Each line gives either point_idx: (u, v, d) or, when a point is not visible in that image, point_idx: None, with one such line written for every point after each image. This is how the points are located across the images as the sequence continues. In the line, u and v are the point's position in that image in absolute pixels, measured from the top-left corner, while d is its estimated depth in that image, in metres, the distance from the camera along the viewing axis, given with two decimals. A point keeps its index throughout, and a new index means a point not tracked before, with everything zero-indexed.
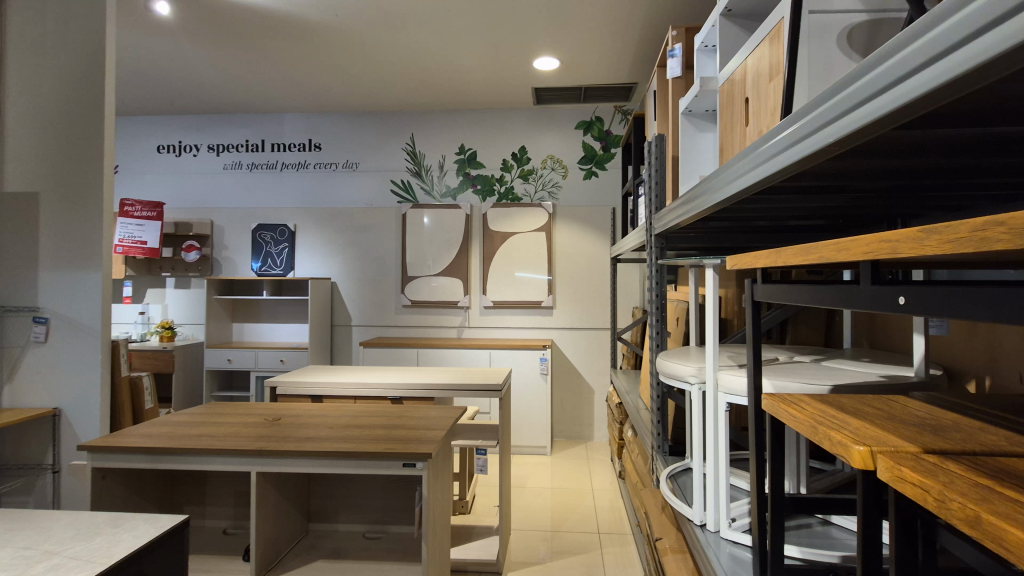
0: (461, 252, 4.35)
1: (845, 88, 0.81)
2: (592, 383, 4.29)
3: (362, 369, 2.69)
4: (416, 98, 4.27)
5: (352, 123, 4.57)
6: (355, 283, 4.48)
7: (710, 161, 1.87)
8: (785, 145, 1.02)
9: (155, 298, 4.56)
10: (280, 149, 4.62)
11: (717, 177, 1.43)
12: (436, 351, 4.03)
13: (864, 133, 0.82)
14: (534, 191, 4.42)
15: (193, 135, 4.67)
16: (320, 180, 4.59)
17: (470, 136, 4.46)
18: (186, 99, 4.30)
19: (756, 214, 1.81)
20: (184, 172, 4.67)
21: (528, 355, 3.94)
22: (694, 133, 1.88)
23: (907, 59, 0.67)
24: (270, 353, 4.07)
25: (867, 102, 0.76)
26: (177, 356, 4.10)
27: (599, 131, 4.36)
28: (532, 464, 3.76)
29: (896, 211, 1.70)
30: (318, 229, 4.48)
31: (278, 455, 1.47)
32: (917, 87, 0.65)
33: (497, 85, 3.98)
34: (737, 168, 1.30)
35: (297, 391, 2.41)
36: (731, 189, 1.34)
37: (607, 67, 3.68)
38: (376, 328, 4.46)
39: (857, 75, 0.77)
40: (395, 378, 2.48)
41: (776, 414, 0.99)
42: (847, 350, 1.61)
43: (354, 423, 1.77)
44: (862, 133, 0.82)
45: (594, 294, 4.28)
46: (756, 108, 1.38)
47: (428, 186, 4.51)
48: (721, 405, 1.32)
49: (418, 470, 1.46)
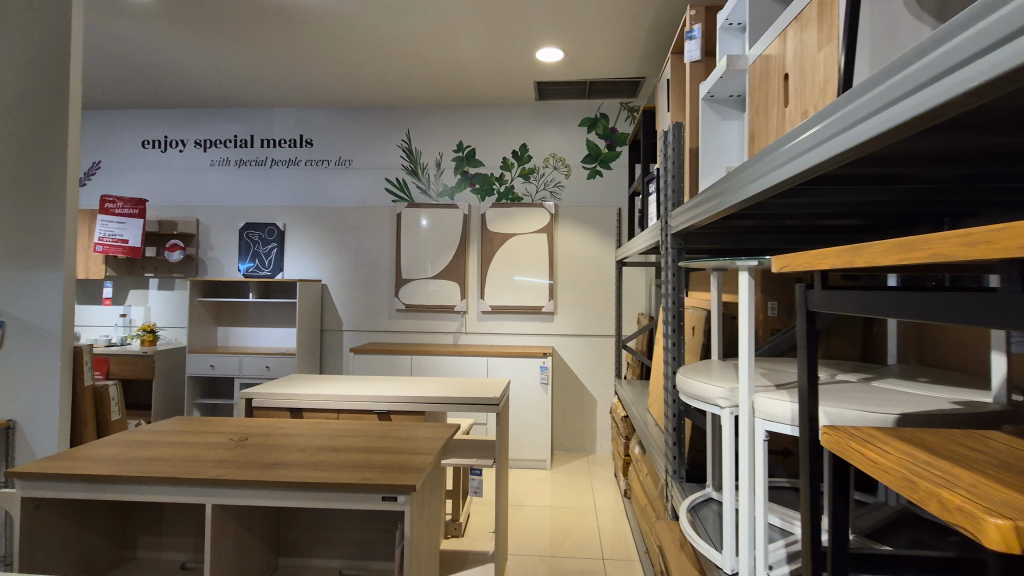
0: (458, 255, 4.15)
1: (964, 29, 0.60)
2: (595, 393, 4.07)
3: (347, 380, 2.48)
4: (413, 92, 4.07)
5: (345, 118, 4.37)
6: (346, 285, 4.27)
7: (735, 152, 1.68)
8: (830, 131, 0.88)
9: (137, 300, 4.35)
10: (270, 145, 4.42)
11: (750, 169, 1.23)
12: (430, 359, 3.82)
13: (932, 116, 0.68)
14: (535, 191, 4.22)
15: (179, 130, 4.47)
16: (311, 177, 4.38)
17: (468, 133, 4.27)
18: (171, 90, 4.11)
19: (785, 210, 1.60)
20: (169, 168, 4.47)
21: (528, 363, 3.74)
22: (717, 122, 1.68)
23: (1005, 20, 0.54)
24: (255, 359, 3.86)
25: (999, 46, 0.55)
26: (158, 362, 3.89)
27: (605, 128, 4.16)
28: (531, 479, 3.54)
29: (951, 205, 1.49)
30: (309, 229, 4.29)
31: (236, 486, 1.25)
32: (1018, 52, 0.53)
33: (497, 77, 3.78)
34: (769, 161, 1.13)
35: (275, 404, 2.20)
36: (768, 182, 1.13)
37: (613, 60, 3.49)
38: (368, 333, 4.25)
39: (935, 44, 0.64)
40: (383, 390, 2.26)
41: (844, 455, 0.77)
42: (894, 368, 1.41)
43: (330, 444, 1.56)
44: (980, 95, 0.61)
45: (597, 299, 4.07)
46: (797, 86, 1.17)
47: (423, 185, 4.31)
48: (759, 434, 1.11)
49: (400, 504, 1.24)
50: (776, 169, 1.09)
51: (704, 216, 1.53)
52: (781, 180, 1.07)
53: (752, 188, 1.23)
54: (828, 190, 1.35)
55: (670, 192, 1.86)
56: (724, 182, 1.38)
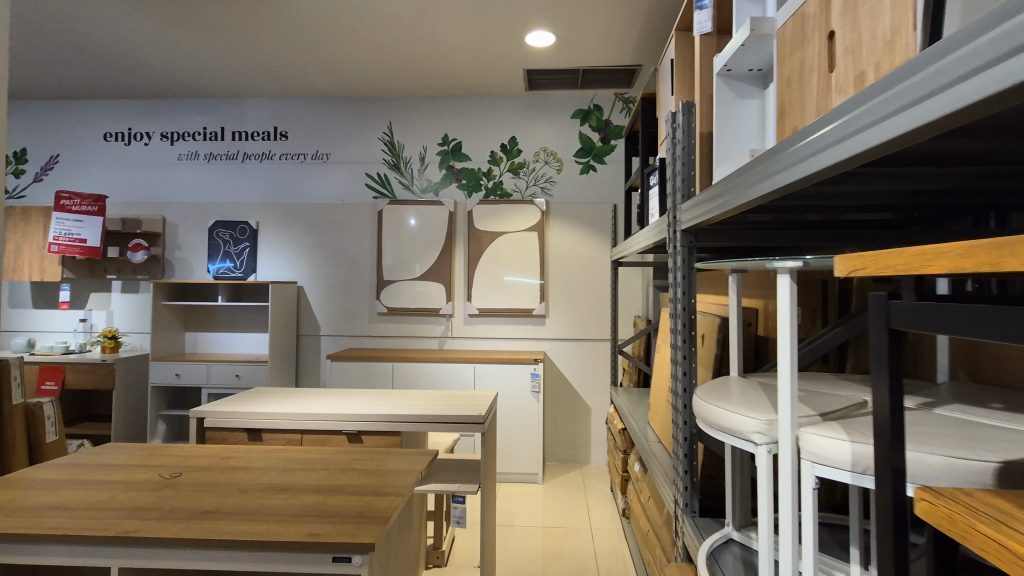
0: (444, 255, 3.90)
1: None
2: (590, 401, 3.85)
3: (317, 395, 2.22)
4: (394, 81, 3.82)
5: (322, 109, 4.11)
6: (324, 287, 4.01)
7: (755, 135, 1.45)
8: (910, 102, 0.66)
9: (99, 304, 4.06)
10: (242, 137, 4.15)
11: (790, 147, 0.98)
12: (413, 367, 3.57)
13: None
14: (525, 186, 3.98)
15: (144, 122, 4.18)
16: (286, 172, 4.11)
17: (454, 125, 4.02)
18: (134, 77, 3.81)
19: (816, 199, 1.37)
20: (134, 162, 4.17)
21: (518, 370, 3.50)
22: (734, 101, 1.46)
23: None
24: (224, 368, 3.58)
25: None
26: (119, 371, 3.59)
27: (598, 120, 3.93)
28: (521, 496, 3.31)
29: (1013, 194, 1.27)
30: (284, 227, 4.02)
31: (151, 545, 1.00)
32: None
33: (483, 65, 3.53)
34: (812, 142, 0.91)
35: (231, 425, 1.94)
36: (819, 163, 0.88)
37: (607, 46, 3.26)
38: (347, 338, 3.99)
39: None
40: (355, 406, 2.00)
41: (967, 543, 0.52)
42: (947, 388, 1.20)
43: (279, 479, 1.30)
44: None
45: (592, 302, 3.84)
46: (846, 45, 0.94)
47: (406, 180, 4.05)
48: (806, 481, 0.88)
49: (355, 566, 0.99)
50: (833, 145, 0.84)
51: (724, 210, 1.30)
52: (840, 160, 0.82)
53: (792, 172, 0.98)
54: (879, 171, 1.11)
55: (677, 180, 1.63)
56: (749, 170, 1.16)
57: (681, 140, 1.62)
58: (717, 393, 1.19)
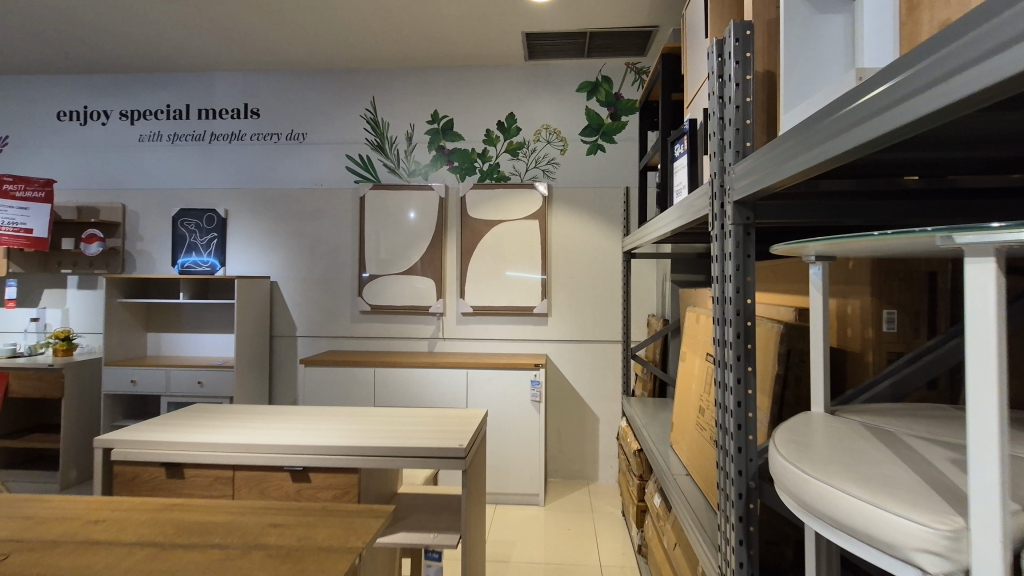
0: (433, 247, 3.48)
1: None
2: (597, 410, 3.42)
3: (262, 417, 1.80)
4: (377, 50, 3.38)
5: (297, 84, 3.68)
6: (300, 282, 3.59)
7: (838, 67, 1.03)
8: None
9: (53, 301, 3.66)
10: (210, 116, 3.73)
11: (868, 93, 0.63)
12: (397, 373, 3.15)
13: None
14: (525, 168, 3.54)
15: (101, 99, 3.76)
16: (257, 154, 3.69)
17: (445, 100, 3.58)
18: (83, 48, 3.40)
19: (936, 150, 0.94)
20: (90, 145, 3.77)
21: (515, 376, 3.09)
22: (812, 18, 1.03)
23: None
24: (185, 373, 3.18)
25: None
26: (69, 376, 3.19)
27: (607, 94, 3.49)
28: (519, 521, 2.89)
29: None
30: (255, 215, 3.60)
31: None
32: None
33: (475, 29, 3.09)
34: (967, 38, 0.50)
35: (145, 459, 1.53)
36: (932, 101, 0.53)
37: (618, 4, 2.81)
38: (326, 339, 3.57)
39: None
40: (303, 433, 1.58)
41: None
42: None
43: (151, 563, 0.88)
44: None
45: (600, 299, 3.41)
46: None
47: (392, 162, 3.62)
48: None
49: None
50: (971, 64, 0.48)
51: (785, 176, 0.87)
52: (996, 83, 0.46)
53: (877, 125, 0.62)
54: None
55: (727, 125, 1.14)
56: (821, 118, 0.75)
57: (733, 74, 1.10)
58: (804, 450, 0.76)
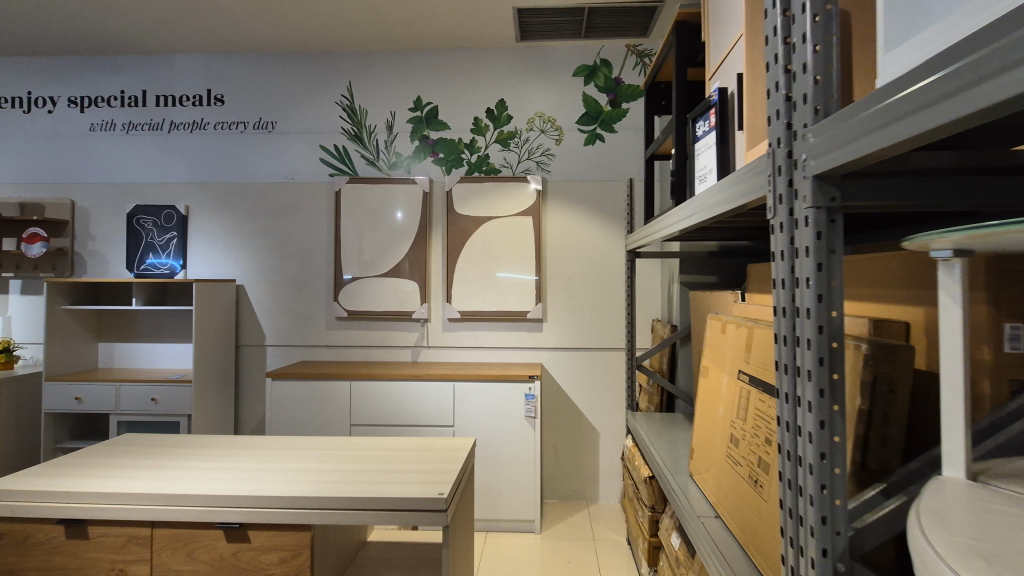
0: (416, 247, 3.16)
1: None
2: (597, 424, 3.12)
3: (200, 453, 1.47)
4: (353, 31, 3.07)
5: (266, 69, 3.34)
6: (269, 286, 3.25)
7: None
8: None
9: None
10: (169, 103, 3.38)
11: (999, 40, 0.48)
12: (375, 387, 2.82)
13: None
14: (516, 160, 3.23)
15: (46, 84, 3.40)
16: (222, 145, 3.35)
17: (429, 86, 3.27)
18: (22, 27, 3.04)
19: None
20: (35, 134, 3.40)
21: (507, 389, 2.78)
22: None
23: None
24: (137, 389, 2.83)
25: None
26: (4, 394, 2.83)
27: (606, 78, 3.20)
28: (513, 552, 2.58)
29: None
30: (219, 213, 3.27)
31: None
32: None
33: (461, 5, 2.78)
34: None
35: (39, 515, 1.20)
36: None
37: None
38: (299, 349, 3.24)
39: None
40: (245, 479, 1.26)
41: None
42: None
43: None
44: None
45: (600, 303, 3.12)
46: None
47: (371, 153, 3.29)
48: None
49: None
50: None
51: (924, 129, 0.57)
52: None
53: (925, 119, 0.57)
54: None
55: (798, 75, 0.83)
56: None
57: (808, 5, 0.80)
58: (964, 543, 0.51)
